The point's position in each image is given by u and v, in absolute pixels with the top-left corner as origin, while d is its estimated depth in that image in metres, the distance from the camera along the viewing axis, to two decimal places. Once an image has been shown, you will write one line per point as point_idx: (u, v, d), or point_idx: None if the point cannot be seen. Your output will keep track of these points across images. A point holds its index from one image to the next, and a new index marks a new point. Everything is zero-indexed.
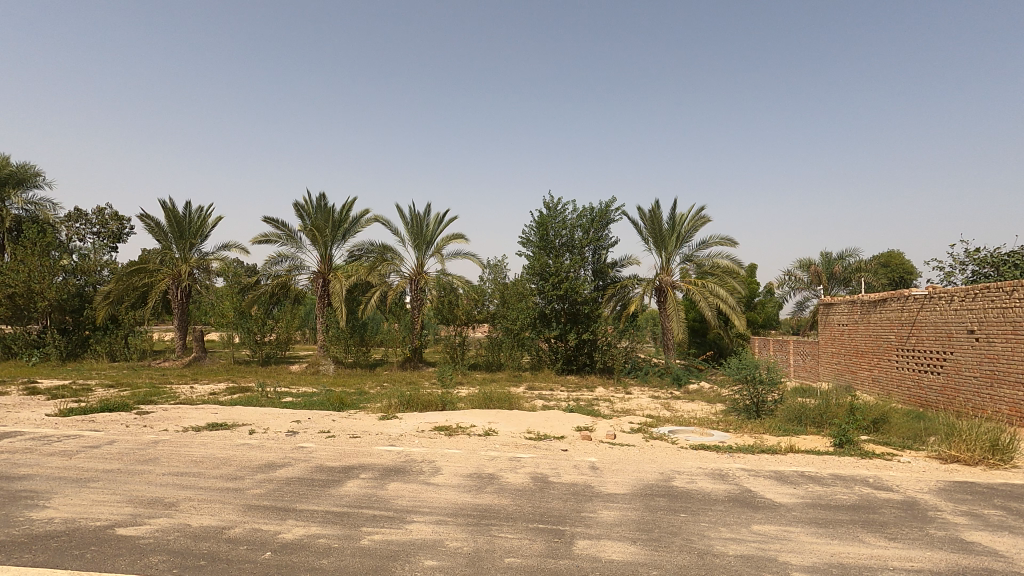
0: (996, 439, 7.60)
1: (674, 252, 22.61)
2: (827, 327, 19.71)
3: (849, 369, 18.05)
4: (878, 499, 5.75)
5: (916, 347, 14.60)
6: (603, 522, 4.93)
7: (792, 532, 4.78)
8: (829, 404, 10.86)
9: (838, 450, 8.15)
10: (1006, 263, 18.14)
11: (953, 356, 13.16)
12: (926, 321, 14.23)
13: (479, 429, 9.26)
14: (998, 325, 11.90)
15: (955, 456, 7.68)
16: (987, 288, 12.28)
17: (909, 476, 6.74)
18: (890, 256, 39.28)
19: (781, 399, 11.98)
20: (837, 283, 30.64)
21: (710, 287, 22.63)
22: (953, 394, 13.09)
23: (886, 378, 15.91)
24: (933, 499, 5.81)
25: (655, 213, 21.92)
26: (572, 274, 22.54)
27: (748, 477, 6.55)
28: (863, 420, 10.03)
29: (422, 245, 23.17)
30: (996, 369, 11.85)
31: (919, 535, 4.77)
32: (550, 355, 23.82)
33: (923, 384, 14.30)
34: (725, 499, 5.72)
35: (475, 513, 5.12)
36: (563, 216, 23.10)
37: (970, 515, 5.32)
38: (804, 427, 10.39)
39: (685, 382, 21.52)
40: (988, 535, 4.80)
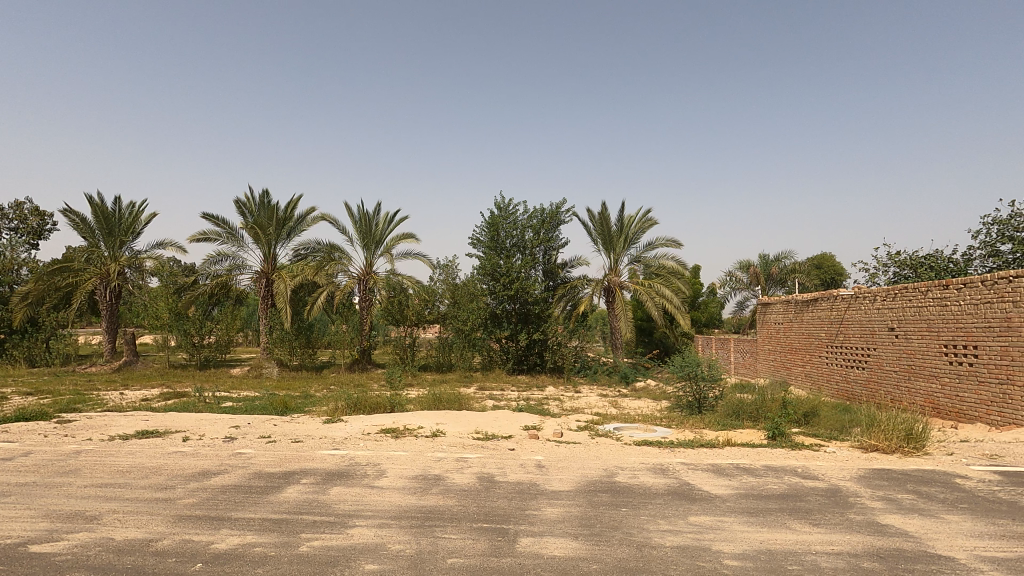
0: (911, 429, 8.19)
1: (622, 253, 23.13)
2: (764, 325, 20.63)
3: (784, 365, 19.04)
4: (805, 487, 6.09)
5: (844, 343, 15.54)
6: (546, 519, 5.00)
7: (725, 521, 5.00)
8: (764, 399, 11.44)
9: (772, 443, 8.56)
10: (922, 266, 19.60)
11: (876, 352, 14.09)
12: (852, 319, 15.19)
13: (426, 430, 9.23)
14: (914, 322, 12.84)
15: (874, 445, 8.23)
16: (905, 288, 13.20)
17: (834, 465, 7.18)
18: (822, 257, 41.44)
19: (722, 394, 12.51)
20: (775, 284, 32.19)
21: (656, 286, 23.27)
22: (876, 387, 14.06)
23: (817, 373, 16.88)
24: (854, 486, 6.22)
25: (604, 214, 22.44)
26: (523, 274, 22.73)
27: (687, 471, 6.79)
28: (794, 414, 10.63)
29: (371, 245, 22.79)
30: (913, 363, 12.79)
31: (840, 520, 5.08)
32: (501, 355, 23.99)
33: (850, 377, 15.23)
34: (665, 492, 5.92)
35: (419, 514, 5.08)
36: (514, 216, 23.23)
37: (886, 500, 5.73)
38: (742, 421, 10.84)
39: (632, 380, 22.20)
40: (900, 517, 5.18)
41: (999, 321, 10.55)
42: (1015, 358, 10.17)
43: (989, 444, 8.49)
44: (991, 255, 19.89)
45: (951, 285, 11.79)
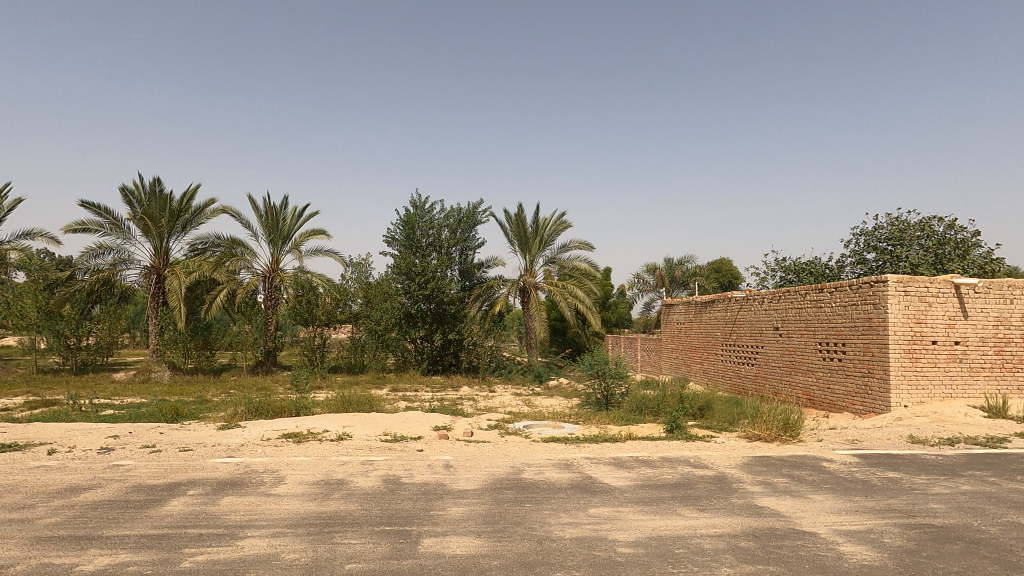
0: (788, 418, 9.04)
1: (537, 254, 23.59)
2: (668, 325, 21.85)
3: (684, 362, 20.29)
4: (695, 476, 6.53)
5: (736, 342, 16.82)
6: (450, 519, 5.01)
7: (622, 511, 5.25)
8: (664, 395, 12.12)
9: (669, 436, 9.10)
10: (804, 271, 21.65)
11: (763, 349, 15.39)
12: (743, 319, 16.50)
13: (332, 433, 8.91)
14: (794, 322, 14.16)
15: (757, 435, 8.99)
16: (787, 291, 14.53)
17: (721, 454, 7.76)
18: (720, 262, 44.56)
19: (628, 390, 13.10)
20: (678, 286, 34.20)
21: (569, 287, 23.93)
22: (763, 381, 15.37)
23: (713, 370, 18.18)
24: (738, 473, 6.75)
25: (520, 216, 22.78)
26: (438, 273, 22.55)
27: (590, 465, 7.05)
28: (690, 407, 11.36)
29: (277, 241, 21.63)
30: (794, 359, 14.11)
31: (724, 504, 5.50)
32: (416, 356, 23.69)
33: (741, 373, 16.52)
34: (568, 486, 6.12)
35: (318, 521, 4.89)
36: (430, 215, 22.98)
37: (764, 484, 6.28)
38: (644, 416, 11.43)
39: (546, 379, 22.73)
40: (775, 499, 5.69)
41: (863, 321, 11.90)
42: (875, 354, 11.51)
43: (851, 431, 9.55)
44: (859, 263, 22.38)
45: (825, 289, 13.13)
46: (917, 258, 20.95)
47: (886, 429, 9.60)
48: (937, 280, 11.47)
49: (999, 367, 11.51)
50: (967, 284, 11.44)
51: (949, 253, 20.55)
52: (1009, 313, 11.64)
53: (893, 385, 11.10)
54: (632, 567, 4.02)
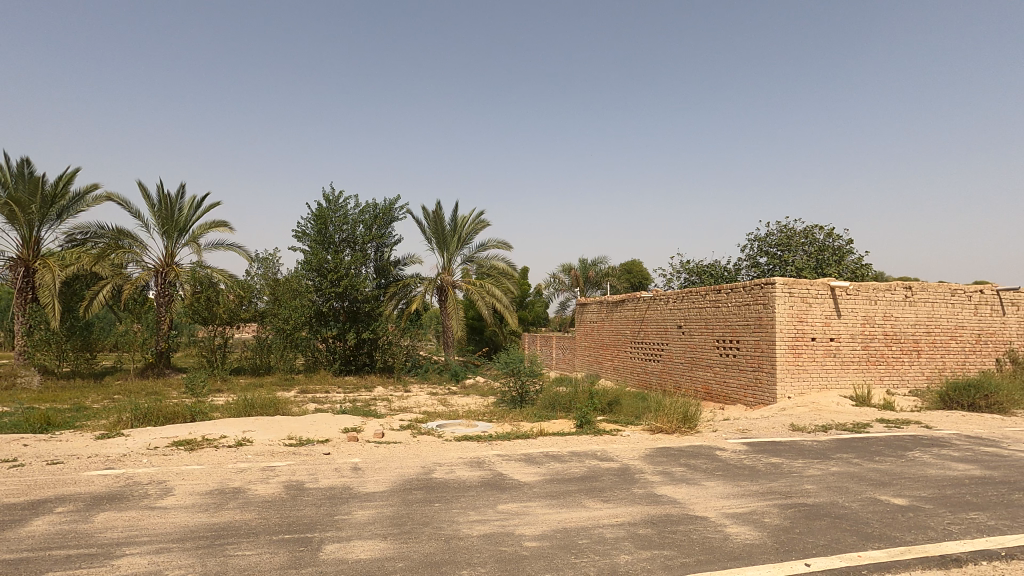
0: (687, 411, 9.65)
1: (455, 253, 23.48)
2: (581, 324, 22.54)
3: (596, 359, 21.05)
4: (601, 469, 6.80)
5: (644, 340, 17.68)
6: (355, 523, 4.86)
7: (530, 506, 5.35)
8: (576, 391, 12.50)
9: (579, 430, 9.40)
10: (705, 273, 23.19)
11: (668, 347, 16.30)
12: (650, 318, 17.38)
13: (230, 439, 8.36)
14: (696, 321, 15.12)
15: (659, 427, 9.49)
16: (689, 292, 15.48)
17: (626, 447, 8.13)
18: (632, 263, 46.64)
19: (542, 388, 13.37)
20: (592, 286, 35.42)
21: (487, 286, 24.02)
22: (667, 377, 16.28)
23: (622, 366, 19.01)
24: (640, 464, 7.11)
25: (438, 214, 22.55)
26: (352, 271, 21.83)
27: (501, 462, 7.12)
28: (599, 403, 11.81)
29: (172, 233, 19.96)
30: (695, 356, 15.07)
31: (626, 494, 5.77)
32: (328, 356, 22.79)
33: (648, 370, 17.39)
34: (478, 484, 6.14)
35: (209, 533, 4.57)
36: (344, 209, 22.20)
37: (663, 473, 6.66)
38: (556, 412, 11.72)
39: (462, 378, 22.71)
40: (672, 487, 6.05)
41: (754, 320, 12.93)
42: (764, 349, 12.56)
43: (742, 421, 10.36)
44: (753, 266, 24.31)
45: (722, 290, 14.13)
46: (801, 262, 23.09)
47: (772, 419, 10.50)
48: (816, 283, 12.70)
49: (865, 360, 12.94)
50: (840, 286, 12.76)
51: (828, 258, 22.84)
52: (874, 312, 13.12)
53: (778, 378, 12.17)
54: (536, 560, 4.10)
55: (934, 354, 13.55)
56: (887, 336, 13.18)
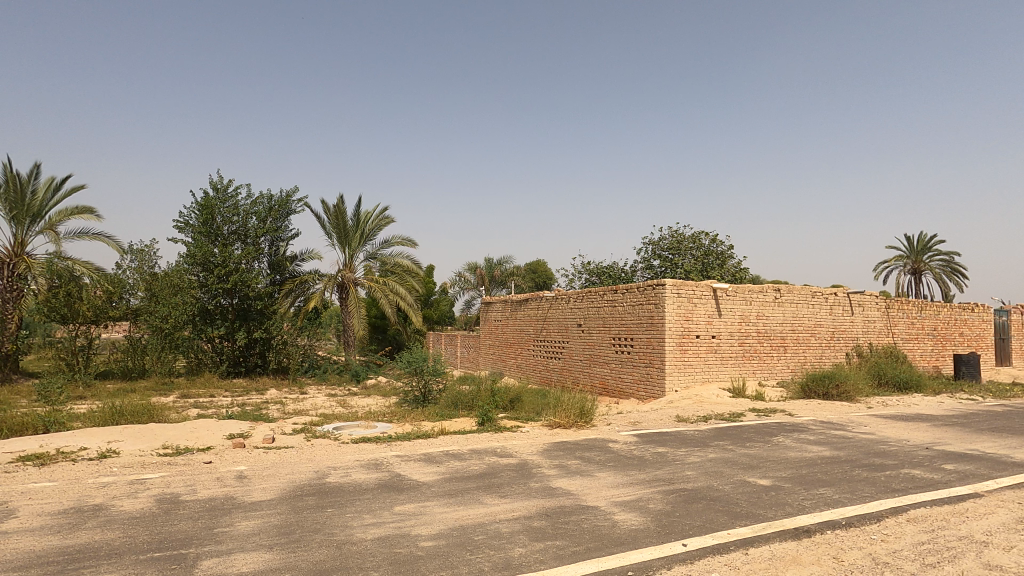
0: (583, 406, 10.06)
1: (357, 249, 22.68)
2: (486, 322, 22.69)
3: (500, 357, 21.32)
4: (500, 465, 6.90)
5: (546, 338, 18.17)
6: (237, 535, 4.55)
7: (427, 506, 5.31)
8: (478, 389, 12.57)
9: (480, 428, 9.47)
10: (605, 274, 24.30)
11: (568, 344, 16.88)
12: (552, 317, 17.90)
13: (92, 451, 7.47)
14: (594, 319, 15.79)
15: (558, 422, 9.80)
16: (588, 292, 16.13)
17: (525, 443, 8.31)
18: (537, 263, 47.73)
19: (445, 387, 13.28)
20: (497, 285, 35.80)
21: (391, 284, 23.44)
22: (567, 374, 16.85)
23: (525, 364, 19.42)
24: (538, 458, 7.30)
25: (339, 208, 21.66)
26: (243, 265, 20.35)
27: (400, 463, 7.00)
28: (501, 400, 11.97)
29: (23, 219, 17.45)
30: (593, 353, 15.73)
31: (523, 489, 5.91)
32: (214, 357, 21.08)
33: (550, 367, 17.90)
34: (374, 486, 5.99)
35: (60, 558, 4.06)
36: (235, 200, 20.65)
37: (559, 467, 6.89)
38: (458, 411, 11.71)
39: (364, 378, 22.02)
40: (567, 480, 6.28)
41: (647, 319, 13.75)
42: (655, 346, 13.39)
43: (634, 414, 10.98)
44: (647, 268, 25.84)
45: (619, 290, 14.87)
46: (690, 266, 24.90)
47: (660, 411, 11.22)
48: (701, 284, 13.76)
49: (741, 355, 14.23)
50: (721, 288, 13.93)
51: (712, 262, 24.84)
52: (750, 311, 14.46)
53: (667, 373, 13.03)
54: (432, 560, 4.08)
55: (798, 349, 15.20)
56: (760, 333, 14.59)
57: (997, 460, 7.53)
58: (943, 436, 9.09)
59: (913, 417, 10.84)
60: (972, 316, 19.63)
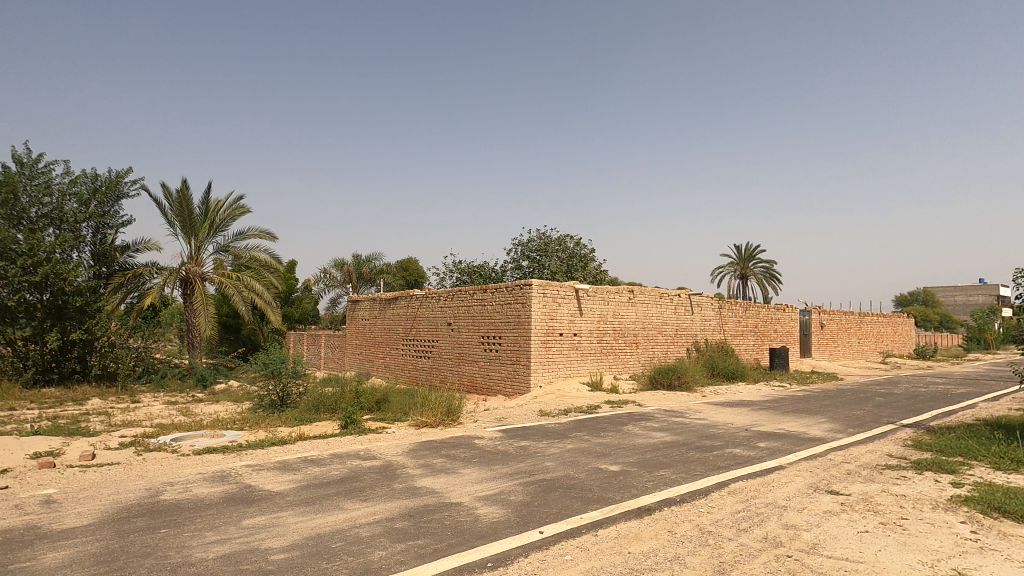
0: (450, 405, 10.13)
1: (205, 241, 20.51)
2: (353, 321, 21.79)
3: (367, 358, 20.64)
4: (362, 468, 6.70)
5: (416, 337, 17.94)
6: (41, 570, 3.89)
7: (280, 517, 4.99)
8: (342, 391, 12.05)
9: (343, 431, 9.10)
10: (476, 273, 24.65)
11: (437, 343, 16.85)
12: (422, 316, 17.74)
13: None
14: (464, 318, 15.92)
15: (424, 421, 9.74)
16: (458, 291, 16.21)
17: (390, 444, 8.15)
18: (408, 261, 46.96)
19: (306, 389, 12.52)
20: (365, 282, 34.59)
21: (245, 280, 21.54)
22: (436, 372, 16.83)
23: (394, 364, 19.03)
24: (403, 459, 7.21)
25: (184, 194, 19.43)
26: (57, 255, 17.37)
27: (250, 473, 6.48)
28: (366, 402, 11.59)
29: None
30: (462, 351, 15.87)
31: (386, 491, 5.79)
32: (15, 363, 17.70)
33: (419, 366, 17.71)
34: (220, 500, 5.49)
35: None
36: (47, 177, 17.54)
37: (424, 466, 6.87)
38: (320, 414, 11.11)
39: (212, 383, 19.94)
40: (431, 479, 6.29)
41: (514, 318, 14.19)
42: (521, 344, 13.88)
43: (500, 410, 11.29)
44: (516, 268, 26.69)
45: (488, 289, 15.15)
46: (556, 267, 26.17)
47: (525, 407, 11.66)
48: (564, 285, 14.54)
49: (599, 352, 15.28)
50: (583, 288, 14.83)
51: (575, 264, 26.35)
52: (607, 311, 15.58)
53: (532, 369, 13.58)
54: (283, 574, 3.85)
55: (648, 346, 16.70)
56: (616, 331, 15.78)
57: (798, 437, 8.95)
58: (759, 418, 10.60)
59: (737, 403, 12.48)
60: (783, 315, 23.06)
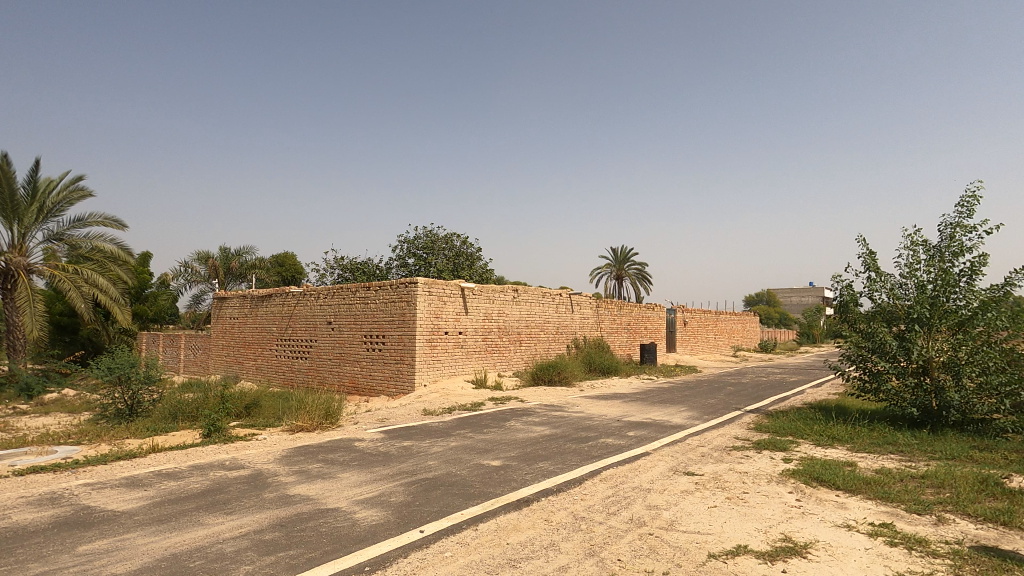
0: (328, 407, 9.70)
1: (32, 227, 17.63)
2: (219, 320, 20.00)
3: (236, 360, 19.05)
4: (228, 479, 6.20)
5: (292, 337, 16.91)
6: None
7: (127, 539, 4.47)
8: (205, 396, 11.00)
9: (205, 441, 8.32)
10: (359, 270, 23.78)
11: (316, 343, 16.02)
12: (299, 314, 16.74)
13: None
14: (345, 316, 15.29)
15: (299, 426, 9.22)
16: (340, 288, 15.53)
17: (260, 451, 7.62)
18: (284, 256, 44.03)
19: (162, 396, 11.26)
20: (234, 278, 31.85)
21: (85, 273, 18.85)
22: (314, 374, 16.00)
23: (266, 366, 17.77)
24: (275, 467, 6.78)
25: (5, 172, 16.55)
26: None
27: (90, 492, 5.71)
28: (234, 407, 10.69)
29: None
30: (343, 351, 15.24)
31: (254, 502, 5.41)
32: None
33: (296, 367, 16.72)
34: (51, 525, 4.78)
35: None
36: None
37: (299, 472, 6.52)
38: (178, 423, 10.06)
39: (40, 393, 17.18)
40: (306, 485, 5.98)
41: (399, 316, 13.92)
42: (406, 343, 13.65)
43: (383, 411, 11.01)
44: (401, 266, 26.17)
45: (371, 287, 14.69)
46: (442, 265, 26.04)
47: (408, 406, 11.49)
48: (450, 284, 14.55)
49: (484, 349, 15.50)
50: (468, 287, 14.94)
51: (462, 263, 26.44)
52: (492, 309, 15.84)
53: (417, 369, 13.41)
54: None
55: (530, 343, 17.25)
56: (500, 329, 16.11)
57: (662, 425, 9.80)
58: (629, 409, 11.43)
59: (611, 396, 13.34)
60: (653, 313, 25.00)
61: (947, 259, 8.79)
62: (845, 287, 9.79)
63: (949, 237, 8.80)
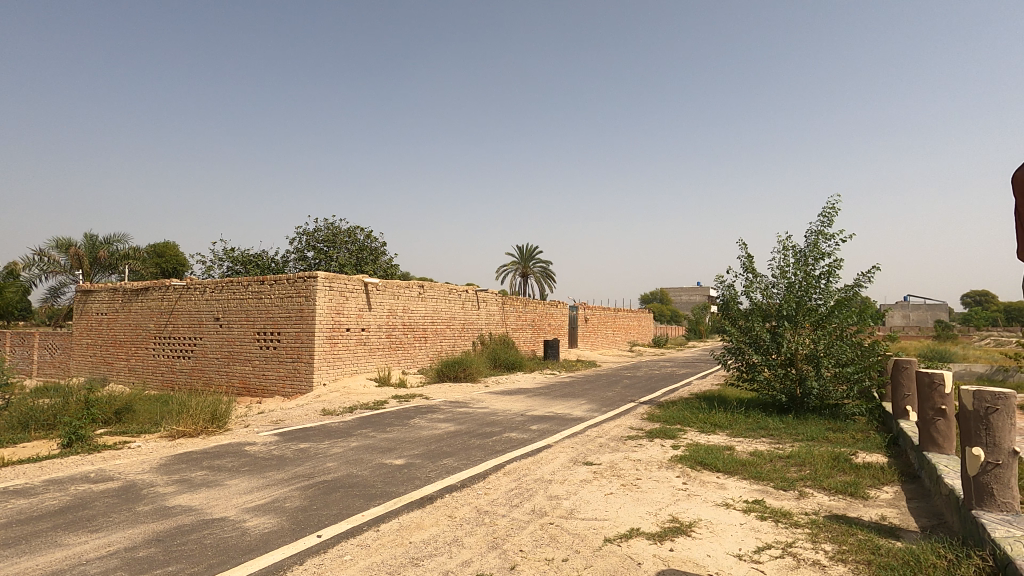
0: (215, 410, 8.99)
1: None
2: (83, 316, 17.80)
3: (104, 360, 17.07)
4: (93, 493, 5.53)
5: (172, 334, 15.45)
6: None
7: None
8: (66, 400, 9.73)
9: (64, 452, 7.36)
10: (252, 263, 22.25)
11: (202, 341, 14.78)
12: (182, 310, 15.32)
13: None
14: (235, 313, 14.23)
15: (181, 431, 8.46)
16: (230, 282, 14.40)
17: (134, 460, 6.89)
18: (164, 245, 40.08)
19: (9, 402, 9.84)
20: (101, 270, 28.46)
21: None
22: (199, 374, 14.78)
23: (142, 366, 16.10)
24: (151, 477, 6.16)
25: None
26: None
27: None
28: (103, 413, 9.58)
29: None
30: (233, 350, 14.20)
31: (125, 516, 4.88)
32: None
33: (177, 368, 15.32)
34: None
35: None
36: None
37: (179, 482, 5.98)
38: (31, 433, 8.83)
39: None
40: (188, 495, 5.51)
41: (296, 312, 13.20)
42: (303, 341, 12.98)
43: (278, 413, 10.41)
44: (300, 260, 24.85)
45: (265, 281, 13.75)
46: (344, 259, 25.04)
47: (306, 406, 10.94)
48: (352, 278, 14.02)
49: (388, 346, 15.13)
50: (372, 282, 14.50)
51: (365, 257, 25.59)
52: (396, 305, 15.50)
53: (315, 367, 12.80)
54: None
55: (435, 340, 17.09)
56: (405, 325, 15.81)
57: (563, 418, 10.14)
58: (531, 404, 11.69)
59: (515, 391, 13.60)
60: (556, 310, 25.75)
61: (810, 263, 9.92)
62: (726, 287, 10.71)
63: (812, 243, 9.91)
